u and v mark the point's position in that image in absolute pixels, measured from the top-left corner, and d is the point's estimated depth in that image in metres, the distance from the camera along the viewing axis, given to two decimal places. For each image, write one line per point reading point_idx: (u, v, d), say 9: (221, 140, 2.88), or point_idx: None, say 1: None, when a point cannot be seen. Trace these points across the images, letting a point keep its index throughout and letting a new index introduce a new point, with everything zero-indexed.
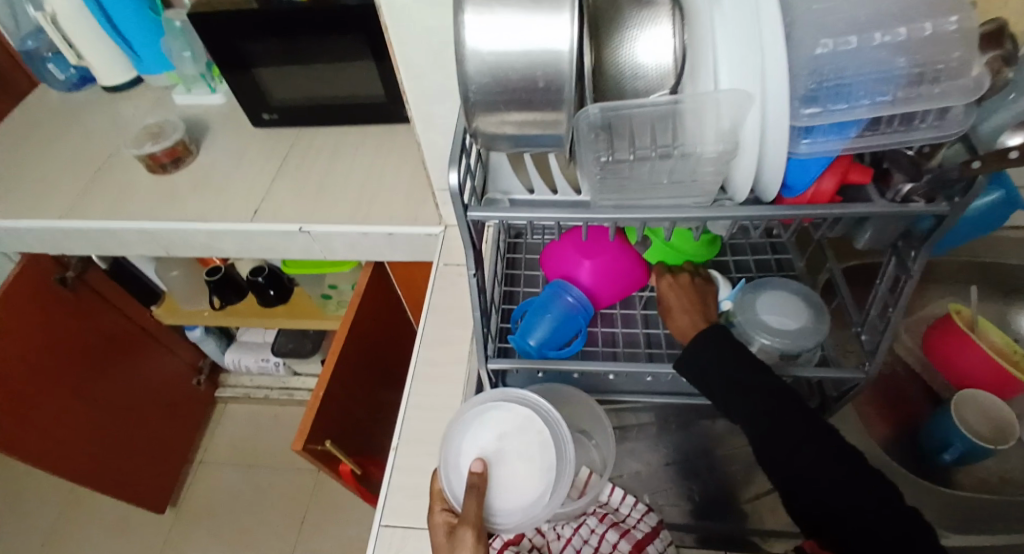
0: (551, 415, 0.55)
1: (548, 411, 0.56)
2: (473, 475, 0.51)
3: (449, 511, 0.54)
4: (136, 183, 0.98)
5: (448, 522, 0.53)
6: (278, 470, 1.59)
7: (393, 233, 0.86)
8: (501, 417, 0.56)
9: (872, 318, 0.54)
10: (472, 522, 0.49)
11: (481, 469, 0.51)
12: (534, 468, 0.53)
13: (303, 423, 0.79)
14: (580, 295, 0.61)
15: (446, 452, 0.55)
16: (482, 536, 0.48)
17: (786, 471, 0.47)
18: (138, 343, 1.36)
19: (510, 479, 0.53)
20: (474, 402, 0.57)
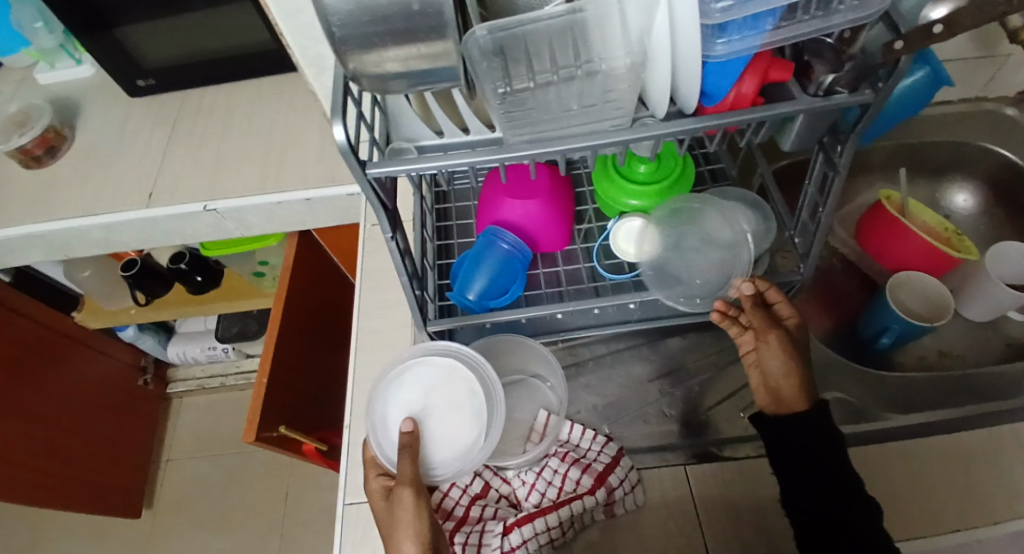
0: (474, 362, 0.54)
1: (471, 358, 0.54)
2: (403, 435, 0.49)
3: (385, 475, 0.52)
4: (9, 181, 0.86)
5: (385, 486, 0.52)
6: (247, 453, 1.53)
7: (311, 198, 0.79)
8: (424, 373, 0.54)
9: (804, 221, 0.53)
10: (408, 481, 0.47)
11: (411, 428, 0.49)
12: (465, 415, 0.52)
13: (250, 412, 0.75)
14: (515, 240, 0.57)
15: (370, 417, 0.52)
16: (419, 493, 0.47)
17: (778, 429, 0.56)
18: (69, 352, 1.26)
19: (443, 432, 0.51)
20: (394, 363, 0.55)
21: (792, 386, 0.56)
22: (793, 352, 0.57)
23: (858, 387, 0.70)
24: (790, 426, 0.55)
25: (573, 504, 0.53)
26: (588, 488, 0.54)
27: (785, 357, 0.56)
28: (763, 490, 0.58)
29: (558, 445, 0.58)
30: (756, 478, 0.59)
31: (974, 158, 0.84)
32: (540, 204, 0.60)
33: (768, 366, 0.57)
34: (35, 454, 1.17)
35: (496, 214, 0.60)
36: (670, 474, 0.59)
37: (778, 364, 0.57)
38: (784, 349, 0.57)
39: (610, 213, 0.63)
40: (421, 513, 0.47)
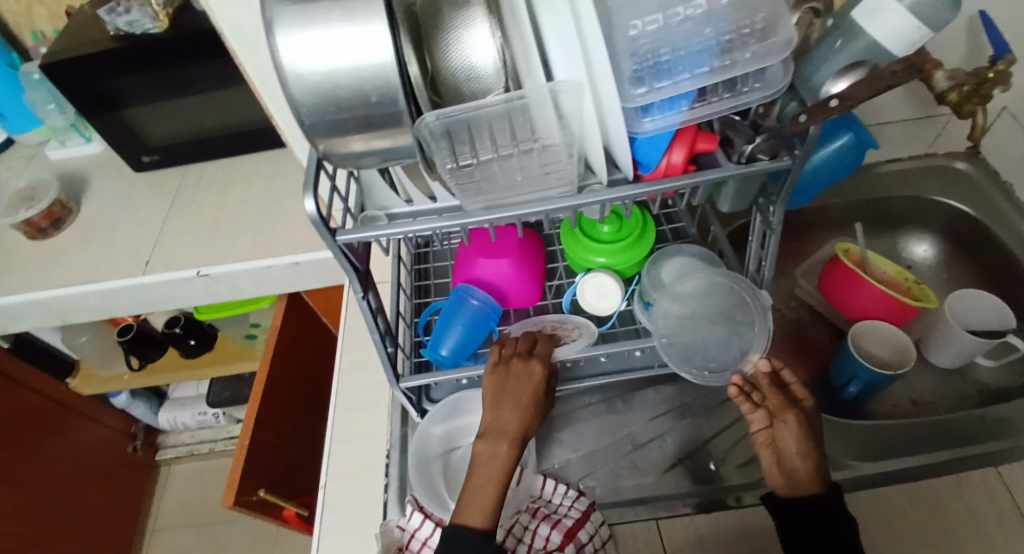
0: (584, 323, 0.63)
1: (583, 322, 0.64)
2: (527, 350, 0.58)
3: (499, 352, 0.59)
4: (14, 251, 0.90)
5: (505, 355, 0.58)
6: (234, 523, 1.50)
7: (299, 261, 0.84)
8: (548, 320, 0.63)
9: (752, 273, 0.57)
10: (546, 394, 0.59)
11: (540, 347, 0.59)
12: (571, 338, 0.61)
13: (231, 474, 0.75)
14: (484, 296, 0.61)
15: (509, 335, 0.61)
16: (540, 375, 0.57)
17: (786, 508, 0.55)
18: (62, 419, 1.26)
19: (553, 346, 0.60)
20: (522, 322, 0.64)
21: (809, 470, 0.55)
22: (810, 436, 0.56)
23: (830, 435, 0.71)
24: (804, 512, 0.54)
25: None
26: (557, 545, 0.55)
27: (801, 440, 0.56)
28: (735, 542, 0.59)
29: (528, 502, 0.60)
30: (726, 528, 0.60)
31: (927, 211, 0.89)
32: (510, 263, 0.63)
33: (784, 448, 0.56)
34: (24, 524, 1.15)
35: (470, 273, 0.64)
36: (642, 529, 0.60)
37: (795, 445, 0.56)
38: (802, 430, 0.56)
39: (579, 270, 0.67)
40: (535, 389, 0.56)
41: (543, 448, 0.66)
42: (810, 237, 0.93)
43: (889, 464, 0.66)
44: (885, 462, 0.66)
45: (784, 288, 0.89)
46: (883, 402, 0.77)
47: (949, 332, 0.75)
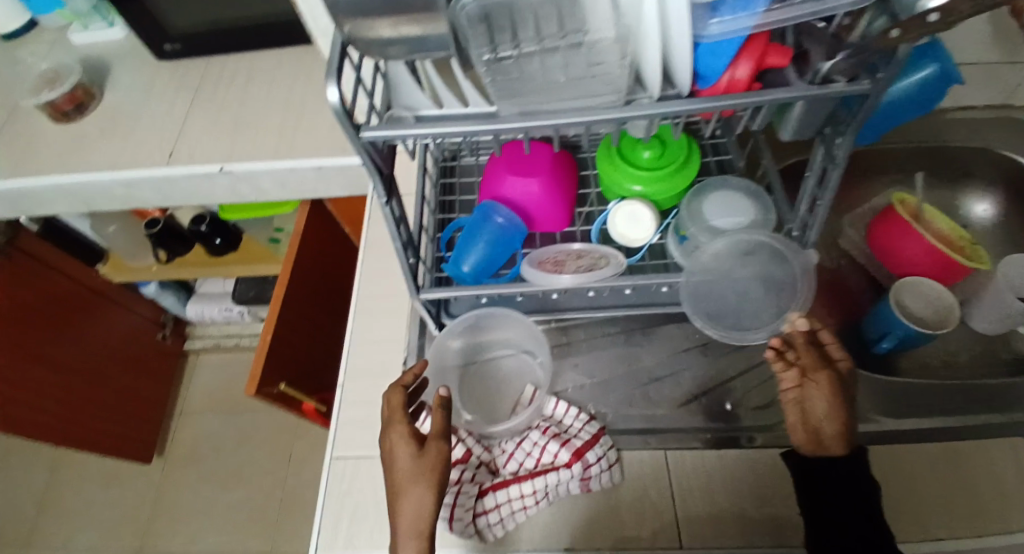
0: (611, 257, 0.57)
1: (609, 255, 0.57)
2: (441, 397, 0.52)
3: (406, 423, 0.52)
4: (40, 135, 0.89)
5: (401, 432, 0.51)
6: (258, 413, 1.57)
7: (323, 166, 0.81)
8: (572, 253, 0.57)
9: (803, 215, 0.54)
10: (440, 433, 0.50)
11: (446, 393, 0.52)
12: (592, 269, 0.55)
13: (253, 367, 0.77)
14: (509, 214, 0.58)
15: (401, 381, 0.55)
16: (411, 435, 0.49)
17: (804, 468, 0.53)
18: (92, 303, 1.30)
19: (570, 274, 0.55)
20: (549, 252, 0.58)
21: (835, 431, 0.52)
22: (841, 397, 0.52)
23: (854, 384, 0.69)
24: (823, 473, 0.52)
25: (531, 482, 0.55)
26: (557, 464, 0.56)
27: (827, 398, 0.52)
28: (741, 479, 0.59)
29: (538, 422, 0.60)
30: (734, 467, 0.59)
31: (998, 165, 0.82)
32: (540, 183, 0.60)
33: (807, 406, 0.53)
34: (55, 395, 1.22)
35: (497, 190, 0.61)
36: (649, 459, 0.60)
37: (822, 405, 0.52)
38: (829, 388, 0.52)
39: (611, 197, 0.63)
40: (421, 457, 0.48)
41: (558, 372, 0.66)
42: (863, 183, 0.87)
43: (911, 420, 0.64)
44: (905, 418, 0.65)
45: (826, 236, 0.84)
46: (915, 360, 0.74)
47: (999, 294, 0.70)
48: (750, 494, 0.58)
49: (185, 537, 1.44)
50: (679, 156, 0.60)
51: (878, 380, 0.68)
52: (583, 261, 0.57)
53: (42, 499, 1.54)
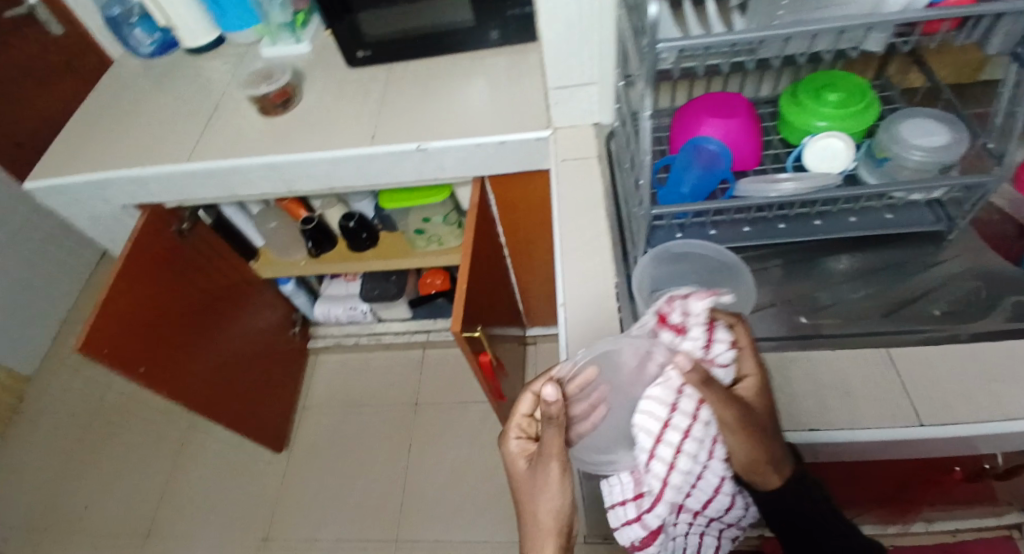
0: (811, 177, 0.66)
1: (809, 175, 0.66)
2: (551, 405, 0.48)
3: (523, 439, 0.59)
4: (250, 126, 1.04)
5: (525, 449, 0.58)
6: (378, 409, 1.67)
7: (506, 140, 0.93)
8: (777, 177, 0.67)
9: (1000, 124, 0.60)
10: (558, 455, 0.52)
11: (553, 399, 0.48)
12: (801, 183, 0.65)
13: (456, 310, 0.88)
14: (721, 145, 0.68)
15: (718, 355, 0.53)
16: (564, 468, 0.52)
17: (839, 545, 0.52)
18: (242, 291, 1.42)
19: (783, 187, 0.65)
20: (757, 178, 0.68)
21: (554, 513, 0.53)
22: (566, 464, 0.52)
23: None
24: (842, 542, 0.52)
25: (704, 440, 0.52)
26: (527, 404, 0.59)
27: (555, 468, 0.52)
28: (965, 373, 0.60)
29: (699, 321, 0.54)
30: (956, 359, 0.60)
31: None
32: (739, 121, 0.71)
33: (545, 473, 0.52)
34: (211, 369, 1.31)
35: (697, 131, 0.71)
36: (869, 353, 0.63)
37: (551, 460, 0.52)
38: (741, 423, 0.51)
39: (796, 136, 0.73)
40: (564, 483, 0.52)
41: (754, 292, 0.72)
42: None
43: None
44: None
45: None
46: None
47: None
48: (976, 381, 0.59)
49: (313, 523, 1.52)
50: (863, 95, 0.71)
51: None
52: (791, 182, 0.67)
53: (170, 490, 1.62)
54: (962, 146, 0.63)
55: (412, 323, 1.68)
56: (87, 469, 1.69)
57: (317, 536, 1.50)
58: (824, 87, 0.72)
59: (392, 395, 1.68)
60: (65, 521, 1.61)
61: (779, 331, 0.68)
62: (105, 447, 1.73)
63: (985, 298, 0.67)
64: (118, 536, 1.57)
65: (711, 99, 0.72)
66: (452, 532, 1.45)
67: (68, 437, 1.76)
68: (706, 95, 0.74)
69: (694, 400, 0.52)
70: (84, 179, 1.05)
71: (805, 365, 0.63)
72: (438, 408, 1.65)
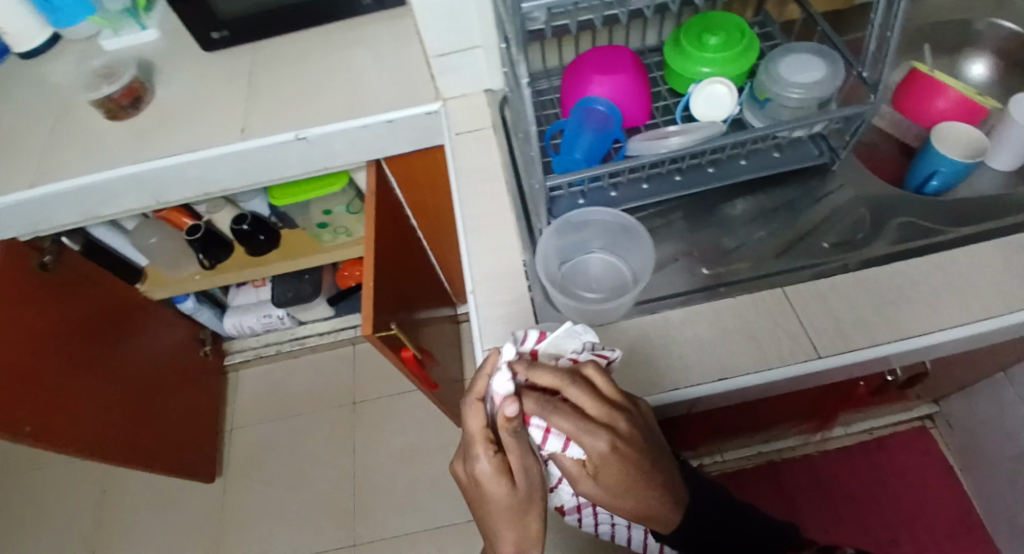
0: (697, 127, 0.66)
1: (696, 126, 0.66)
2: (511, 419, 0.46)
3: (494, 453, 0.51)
4: (101, 134, 0.91)
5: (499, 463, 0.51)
6: (314, 413, 1.60)
7: (394, 118, 0.86)
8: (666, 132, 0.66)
9: (873, 53, 0.61)
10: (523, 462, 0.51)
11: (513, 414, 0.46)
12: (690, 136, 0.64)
13: (365, 309, 0.83)
14: (608, 103, 0.66)
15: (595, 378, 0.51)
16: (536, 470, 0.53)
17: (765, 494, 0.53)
18: (132, 317, 1.30)
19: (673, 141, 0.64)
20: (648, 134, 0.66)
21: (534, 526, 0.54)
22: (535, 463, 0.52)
23: (927, 213, 0.70)
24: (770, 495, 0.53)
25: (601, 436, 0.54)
26: (478, 417, 0.51)
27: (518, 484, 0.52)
28: (858, 302, 0.62)
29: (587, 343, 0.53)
30: (850, 290, 0.62)
31: (991, 33, 0.88)
32: (626, 76, 0.68)
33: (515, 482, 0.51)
34: (108, 407, 1.20)
35: (586, 90, 0.69)
36: (771, 296, 0.64)
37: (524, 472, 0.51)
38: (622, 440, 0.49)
39: (683, 85, 0.72)
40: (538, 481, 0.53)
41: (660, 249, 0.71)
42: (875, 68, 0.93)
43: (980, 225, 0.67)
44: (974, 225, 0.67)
45: None
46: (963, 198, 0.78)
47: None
48: (869, 309, 0.61)
49: (262, 542, 1.45)
50: (745, 36, 0.70)
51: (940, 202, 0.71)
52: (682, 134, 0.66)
53: (97, 538, 1.49)
54: (838, 79, 0.63)
55: (335, 319, 1.61)
56: None
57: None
58: (710, 30, 0.70)
59: (327, 396, 1.62)
60: None
61: (686, 285, 0.67)
62: (14, 506, 1.56)
63: (871, 225, 0.69)
64: None
65: (596, 55, 0.70)
66: (408, 523, 1.43)
67: None
68: (591, 51, 0.71)
69: (562, 439, 0.49)
70: None
71: (714, 318, 0.63)
72: (376, 401, 1.60)
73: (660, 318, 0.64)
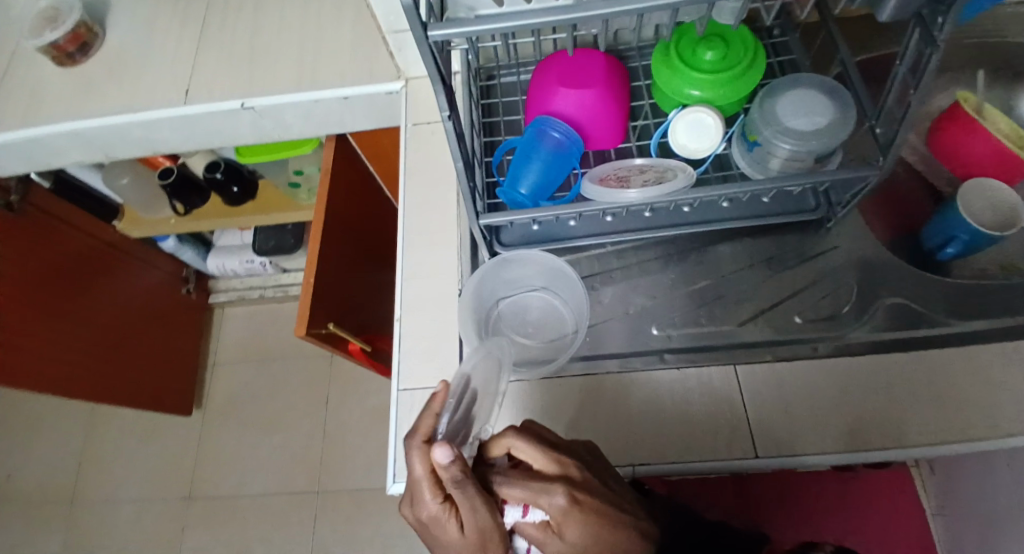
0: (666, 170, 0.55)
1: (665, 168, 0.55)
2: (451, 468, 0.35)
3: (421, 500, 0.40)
4: (44, 81, 0.84)
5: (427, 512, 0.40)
6: (293, 361, 1.60)
7: (349, 96, 0.76)
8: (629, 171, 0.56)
9: (889, 107, 0.49)
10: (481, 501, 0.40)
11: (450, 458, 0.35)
12: (655, 185, 0.54)
13: (301, 307, 0.79)
14: (566, 129, 0.55)
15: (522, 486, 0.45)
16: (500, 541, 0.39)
17: None
18: (109, 259, 1.28)
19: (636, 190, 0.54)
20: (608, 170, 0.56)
21: None
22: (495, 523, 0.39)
23: (927, 291, 0.61)
24: None
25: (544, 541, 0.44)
26: (420, 463, 0.37)
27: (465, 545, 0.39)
28: (814, 399, 0.55)
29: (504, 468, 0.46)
30: (809, 384, 0.56)
31: None
32: (596, 93, 0.57)
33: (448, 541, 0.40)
34: (78, 349, 1.20)
35: (548, 104, 0.57)
36: (722, 373, 0.58)
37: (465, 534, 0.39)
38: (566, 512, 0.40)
39: (671, 104, 0.60)
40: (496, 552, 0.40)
41: (616, 296, 0.63)
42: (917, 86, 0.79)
43: (983, 321, 0.58)
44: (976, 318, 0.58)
45: None
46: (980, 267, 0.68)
47: None
48: (830, 410, 0.55)
49: (233, 480, 1.50)
50: (752, 52, 0.56)
51: (946, 280, 0.61)
52: (649, 175, 0.55)
53: (83, 455, 1.56)
54: (843, 131, 0.53)
55: None
56: None
57: (239, 491, 1.48)
58: (707, 38, 0.56)
59: (307, 345, 1.62)
60: None
61: (632, 345, 0.60)
62: (7, 416, 1.63)
63: (858, 298, 0.61)
64: (32, 504, 1.52)
65: (562, 60, 0.57)
66: (373, 480, 1.46)
67: None
68: (560, 53, 0.59)
69: (519, 507, 0.40)
70: None
71: (652, 393, 0.57)
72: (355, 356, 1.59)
73: (593, 380, 0.58)
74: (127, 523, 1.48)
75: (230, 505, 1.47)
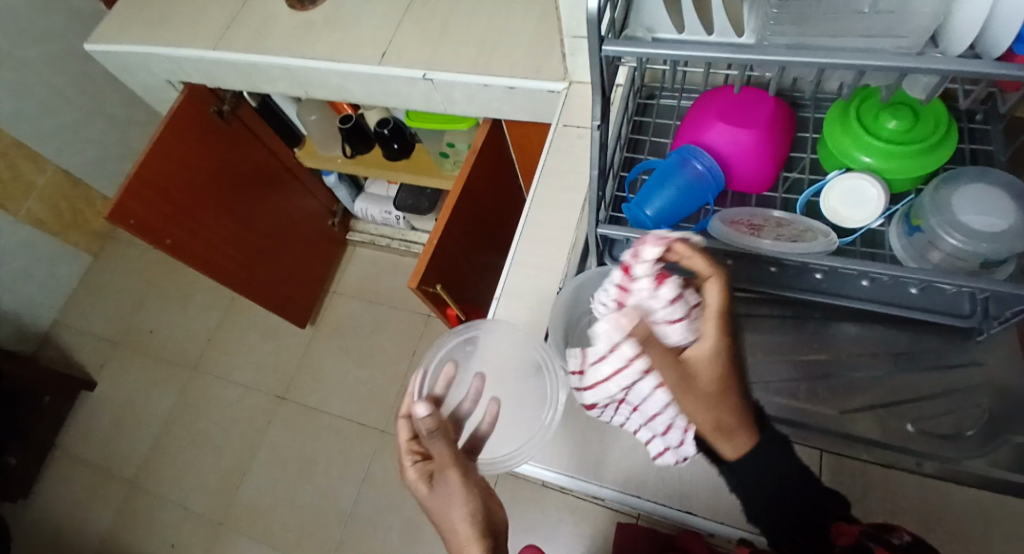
0: (806, 231, 0.53)
1: (806, 229, 0.53)
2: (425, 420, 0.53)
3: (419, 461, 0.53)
4: (275, 18, 0.99)
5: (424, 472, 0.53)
6: (397, 310, 1.73)
7: (515, 86, 0.81)
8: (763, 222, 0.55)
9: None
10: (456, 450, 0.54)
11: (426, 412, 0.53)
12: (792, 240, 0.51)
13: (419, 264, 0.86)
14: (710, 163, 0.56)
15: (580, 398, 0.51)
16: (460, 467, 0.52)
17: None
18: (281, 177, 1.47)
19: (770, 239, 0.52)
20: (741, 216, 0.55)
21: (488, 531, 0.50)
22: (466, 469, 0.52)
23: None
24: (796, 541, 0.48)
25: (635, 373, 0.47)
26: (404, 430, 0.55)
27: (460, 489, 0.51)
28: (898, 512, 0.52)
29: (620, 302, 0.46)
30: (899, 495, 0.52)
31: None
32: (753, 135, 0.55)
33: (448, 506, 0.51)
34: (238, 245, 1.39)
35: (700, 135, 0.57)
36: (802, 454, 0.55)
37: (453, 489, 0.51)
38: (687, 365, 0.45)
39: (834, 165, 0.57)
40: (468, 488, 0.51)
41: None
42: None
43: None
44: None
45: None
46: None
47: None
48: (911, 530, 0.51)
49: (318, 397, 1.65)
50: (943, 131, 0.51)
51: None
52: (786, 231, 0.53)
53: (214, 334, 1.81)
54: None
55: None
56: (150, 296, 1.91)
57: (320, 409, 1.64)
58: (894, 104, 0.52)
59: (411, 300, 1.73)
60: (129, 337, 1.86)
61: None
62: (167, 285, 1.92)
63: (984, 425, 0.55)
64: (167, 361, 1.80)
65: (728, 95, 0.57)
66: None
67: (139, 269, 1.95)
68: (728, 87, 0.58)
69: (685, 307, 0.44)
70: (125, 51, 1.07)
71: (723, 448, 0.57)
72: None
73: None
74: (229, 402, 1.70)
75: (310, 417, 1.63)
